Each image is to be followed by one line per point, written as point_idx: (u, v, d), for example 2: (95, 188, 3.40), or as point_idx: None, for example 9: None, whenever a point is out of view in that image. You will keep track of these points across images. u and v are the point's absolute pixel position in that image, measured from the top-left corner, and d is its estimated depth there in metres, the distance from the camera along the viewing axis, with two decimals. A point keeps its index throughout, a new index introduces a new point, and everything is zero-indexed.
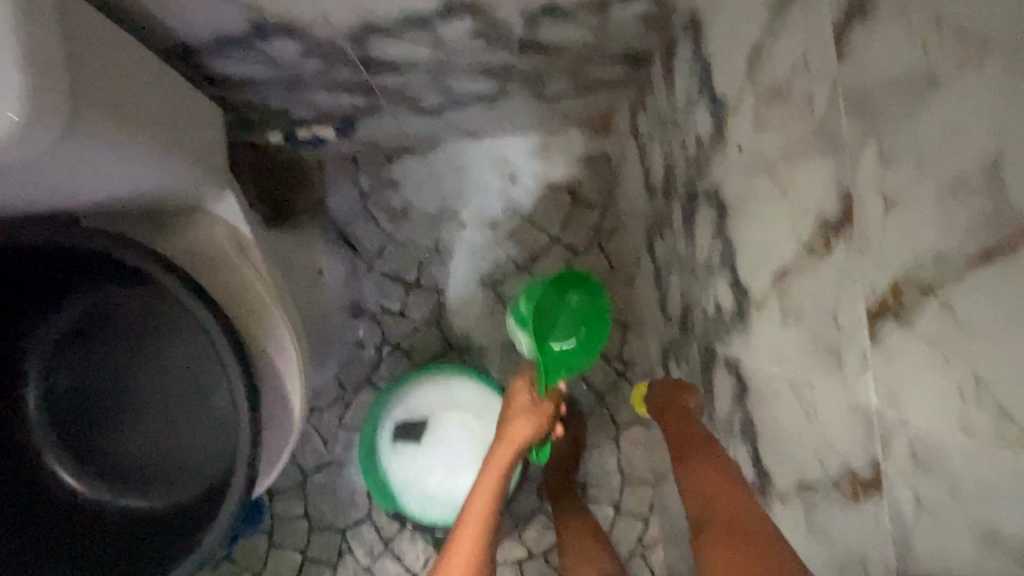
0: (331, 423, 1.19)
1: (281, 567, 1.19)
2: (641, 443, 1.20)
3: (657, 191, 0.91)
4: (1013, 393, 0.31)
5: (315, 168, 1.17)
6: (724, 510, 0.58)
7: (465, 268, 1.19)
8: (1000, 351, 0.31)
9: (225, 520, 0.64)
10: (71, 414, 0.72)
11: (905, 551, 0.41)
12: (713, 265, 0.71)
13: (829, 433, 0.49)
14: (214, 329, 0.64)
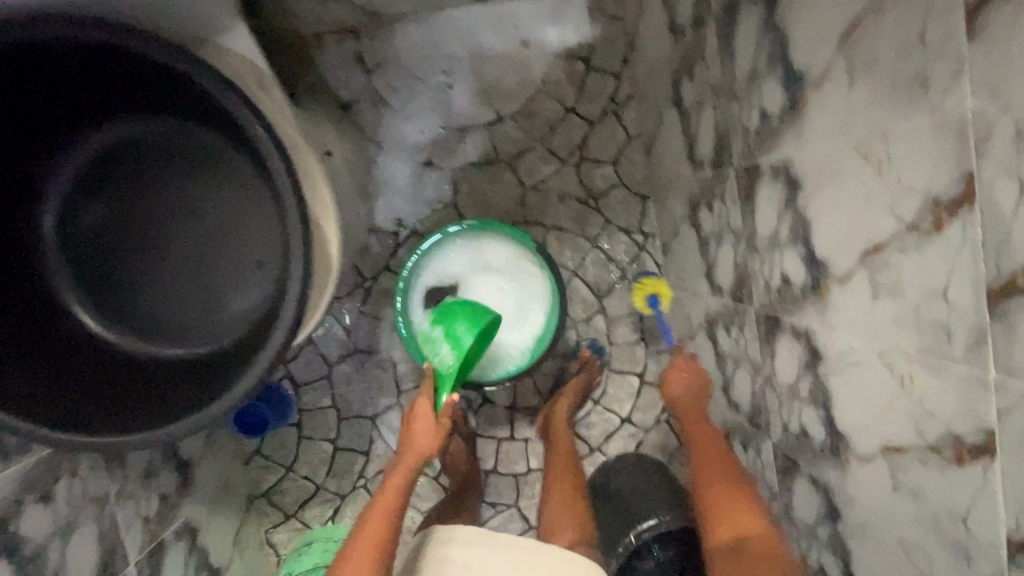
0: (353, 312, 1.18)
1: (315, 457, 1.20)
2: (665, 313, 1.21)
3: (686, 27, 0.88)
4: None
5: (313, 42, 1.10)
6: (751, 559, 0.75)
7: (480, 144, 1.16)
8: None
9: (284, 330, 0.61)
10: (100, 259, 0.71)
11: (1000, 251, 0.42)
12: (760, 70, 0.70)
13: (905, 175, 0.49)
14: (260, 136, 0.59)
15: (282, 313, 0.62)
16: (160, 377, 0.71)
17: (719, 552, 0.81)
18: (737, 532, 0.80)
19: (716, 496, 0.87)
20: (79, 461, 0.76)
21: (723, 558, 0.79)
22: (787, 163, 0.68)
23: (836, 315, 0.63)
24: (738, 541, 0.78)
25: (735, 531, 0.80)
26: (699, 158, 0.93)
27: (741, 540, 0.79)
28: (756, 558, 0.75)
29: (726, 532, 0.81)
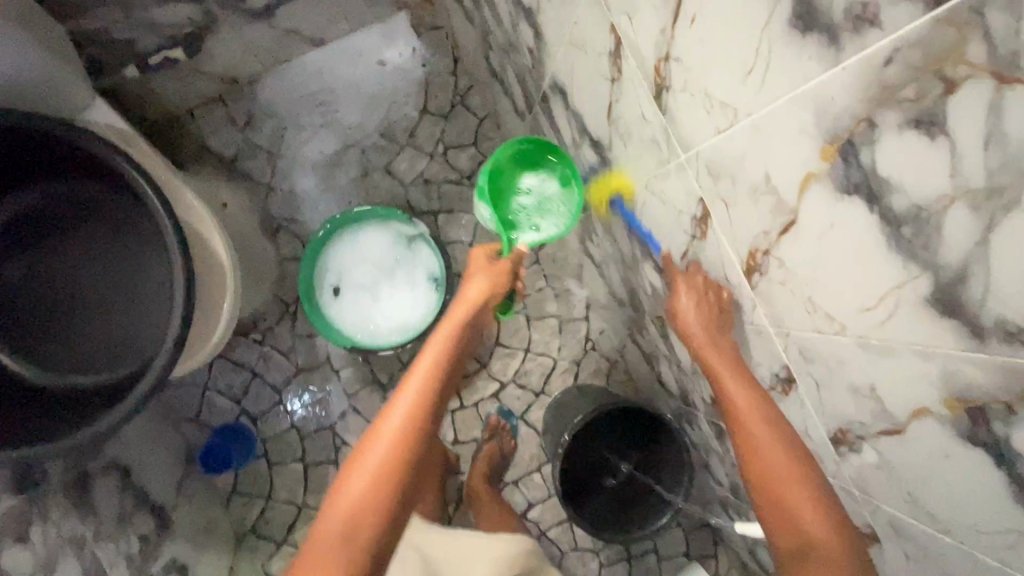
0: (287, 337, 1.29)
1: (289, 479, 1.28)
2: (560, 255, 1.37)
3: (473, 14, 1.08)
4: None
5: (187, 118, 1.27)
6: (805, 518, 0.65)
7: (355, 161, 1.32)
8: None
9: (178, 323, 0.74)
10: (14, 310, 0.81)
11: (642, 64, 0.59)
12: (514, 18, 0.89)
13: (594, 46, 0.67)
14: (135, 175, 0.74)
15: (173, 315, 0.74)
16: (85, 399, 0.80)
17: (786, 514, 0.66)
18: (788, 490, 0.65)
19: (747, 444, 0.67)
20: (48, 506, 0.85)
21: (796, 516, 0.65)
22: (554, 79, 0.85)
23: (620, 175, 0.79)
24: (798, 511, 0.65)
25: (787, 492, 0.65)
26: (521, 110, 1.11)
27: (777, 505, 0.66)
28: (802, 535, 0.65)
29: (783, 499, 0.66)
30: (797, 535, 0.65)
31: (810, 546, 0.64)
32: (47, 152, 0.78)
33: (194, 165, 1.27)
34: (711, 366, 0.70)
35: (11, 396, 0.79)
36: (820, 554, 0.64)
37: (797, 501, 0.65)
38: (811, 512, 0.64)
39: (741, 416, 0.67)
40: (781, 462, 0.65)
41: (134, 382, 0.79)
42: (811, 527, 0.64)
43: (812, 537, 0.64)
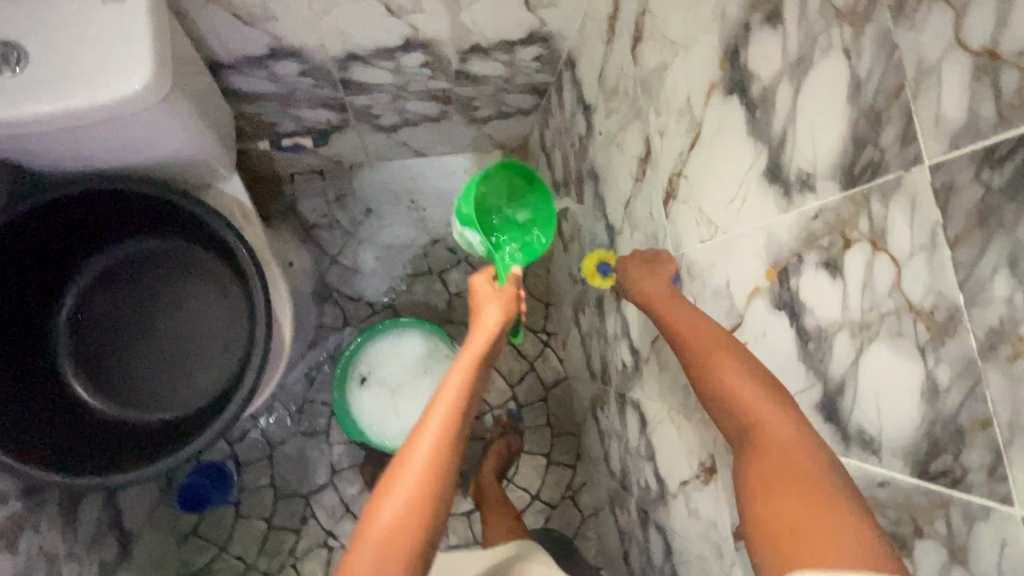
0: (298, 397, 1.36)
1: (249, 536, 1.30)
2: (567, 400, 1.45)
3: (560, 186, 1.23)
4: (712, 206, 0.60)
5: (288, 181, 1.41)
6: (772, 433, 0.47)
7: (416, 259, 1.45)
8: (708, 178, 0.60)
9: (238, 405, 0.82)
10: (99, 340, 0.91)
11: None
12: (596, 219, 1.02)
13: None
14: (247, 264, 0.83)
15: (237, 397, 0.82)
16: (135, 436, 0.89)
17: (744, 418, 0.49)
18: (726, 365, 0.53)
19: (683, 344, 0.57)
20: (41, 517, 0.89)
21: (744, 390, 0.50)
22: (614, 281, 0.98)
23: (648, 385, 0.89)
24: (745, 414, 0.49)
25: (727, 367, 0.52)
26: (575, 275, 1.23)
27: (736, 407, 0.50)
28: (770, 454, 0.46)
29: (727, 402, 0.51)
30: (744, 428, 0.49)
31: (758, 432, 0.47)
32: (177, 222, 0.88)
33: (277, 222, 1.40)
34: (651, 298, 0.65)
35: (72, 417, 0.87)
36: (765, 439, 0.47)
37: (727, 375, 0.51)
38: (756, 393, 0.49)
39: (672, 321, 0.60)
40: (718, 358, 0.53)
41: (181, 435, 0.88)
42: (753, 409, 0.49)
43: (761, 421, 0.48)
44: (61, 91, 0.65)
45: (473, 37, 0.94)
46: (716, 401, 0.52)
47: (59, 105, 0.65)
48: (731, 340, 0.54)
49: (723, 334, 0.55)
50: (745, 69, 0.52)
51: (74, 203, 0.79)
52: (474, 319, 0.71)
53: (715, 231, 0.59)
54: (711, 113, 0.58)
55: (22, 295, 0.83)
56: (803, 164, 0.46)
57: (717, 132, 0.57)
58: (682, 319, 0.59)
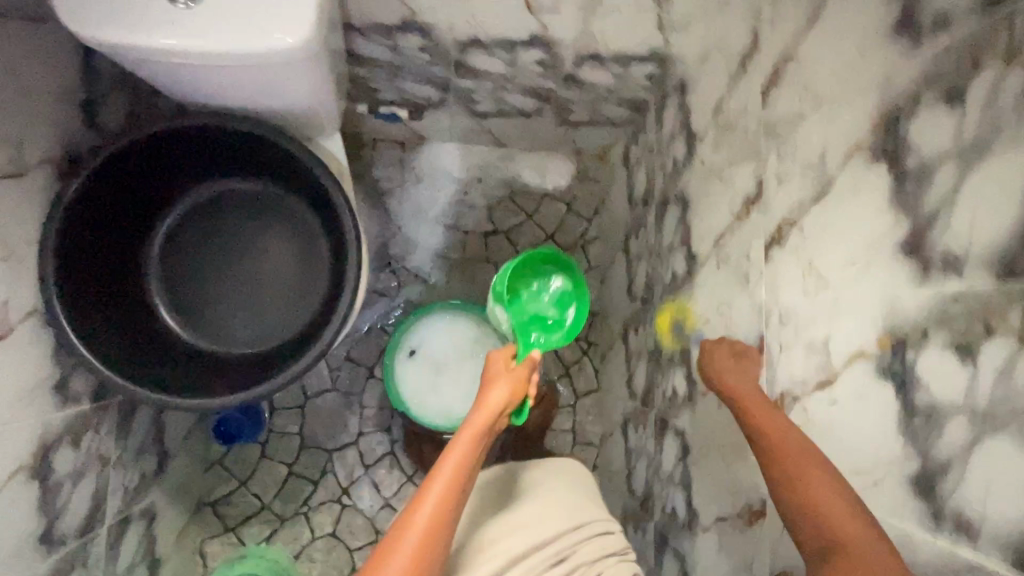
0: (339, 355, 1.39)
1: (269, 477, 1.34)
2: (594, 411, 1.47)
3: (637, 203, 1.24)
4: (827, 261, 0.61)
5: (369, 145, 1.44)
6: (863, 563, 0.50)
7: (476, 245, 1.46)
8: (829, 237, 0.61)
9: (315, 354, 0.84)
10: (187, 266, 0.94)
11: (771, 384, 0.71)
12: (675, 244, 1.03)
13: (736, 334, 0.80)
14: (346, 222, 0.86)
15: (315, 346, 0.85)
16: (205, 364, 0.92)
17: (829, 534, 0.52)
18: (821, 491, 0.54)
19: (772, 454, 0.59)
20: (103, 420, 0.93)
21: (834, 508, 0.53)
22: (682, 309, 0.99)
23: (699, 417, 0.90)
24: (831, 536, 0.52)
25: (818, 491, 0.54)
26: (634, 293, 1.24)
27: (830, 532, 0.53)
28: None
29: (817, 530, 0.53)
30: (827, 549, 0.52)
31: (845, 550, 0.51)
32: (282, 169, 0.91)
33: (351, 183, 1.43)
34: (738, 391, 0.67)
35: (152, 334, 0.90)
36: (851, 557, 0.50)
37: (816, 487, 0.54)
38: (845, 520, 0.52)
39: (767, 426, 0.61)
40: (810, 475, 0.55)
41: (253, 374, 0.91)
42: (833, 507, 0.53)
43: (845, 537, 0.51)
44: (222, 33, 0.68)
45: (596, 45, 0.95)
46: (805, 516, 0.54)
47: (218, 46, 0.69)
48: (826, 464, 0.56)
49: (823, 462, 0.56)
50: (902, 139, 0.52)
51: (197, 132, 0.82)
52: (480, 395, 0.78)
53: (828, 287, 0.61)
54: (847, 171, 0.59)
55: (130, 212, 0.86)
56: (953, 248, 0.46)
57: (852, 191, 0.58)
58: (773, 428, 0.60)
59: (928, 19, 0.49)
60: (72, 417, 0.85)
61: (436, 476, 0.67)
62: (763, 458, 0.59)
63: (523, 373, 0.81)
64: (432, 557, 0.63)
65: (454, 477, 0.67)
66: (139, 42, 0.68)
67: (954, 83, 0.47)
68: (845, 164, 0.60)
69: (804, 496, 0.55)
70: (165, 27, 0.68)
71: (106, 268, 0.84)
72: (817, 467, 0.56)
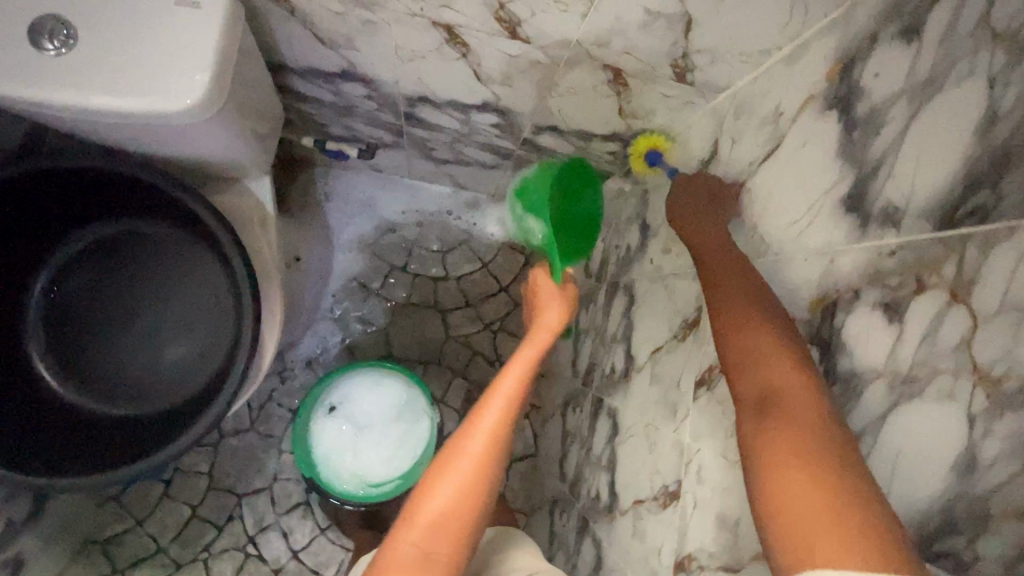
0: (262, 393, 1.30)
1: (168, 519, 1.24)
2: None
3: (591, 274, 1.16)
4: None
5: (321, 172, 1.34)
6: (801, 410, 0.41)
7: (424, 290, 1.37)
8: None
9: (193, 437, 0.76)
10: (72, 313, 0.85)
11: (684, 538, 0.64)
12: (618, 335, 0.96)
13: (659, 464, 0.73)
14: (245, 288, 0.78)
15: (194, 427, 0.76)
16: (80, 425, 0.83)
17: (764, 385, 0.44)
18: (760, 346, 0.46)
19: (719, 298, 0.52)
20: None
21: (778, 360, 0.45)
22: (615, 410, 0.92)
23: (617, 536, 0.83)
24: (767, 374, 0.44)
25: (757, 346, 0.46)
26: (578, 368, 1.16)
27: (772, 392, 0.44)
28: (792, 436, 0.41)
29: (754, 376, 0.45)
30: (765, 395, 0.44)
31: (780, 397, 0.43)
32: (184, 218, 0.82)
33: (297, 211, 1.33)
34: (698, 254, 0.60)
35: (21, 389, 0.81)
36: (786, 404, 0.42)
37: (757, 338, 0.47)
38: (782, 361, 0.45)
39: (715, 300, 0.52)
40: (748, 330, 0.47)
41: (133, 443, 0.82)
42: (774, 377, 0.44)
43: (781, 389, 0.43)
44: (105, 85, 0.62)
45: (553, 118, 0.88)
46: (739, 352, 0.47)
47: (100, 99, 0.62)
48: (778, 325, 0.48)
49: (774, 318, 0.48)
50: (836, 333, 0.45)
51: (79, 173, 0.73)
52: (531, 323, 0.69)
53: None
54: None
55: (0, 252, 0.77)
56: (872, 488, 0.40)
57: None
58: (721, 287, 0.53)
59: (877, 207, 0.43)
60: None
61: (458, 451, 0.57)
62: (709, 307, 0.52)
63: (571, 294, 0.71)
64: (447, 541, 0.55)
65: (487, 448, 0.58)
66: (5, 89, 0.61)
67: (894, 294, 0.40)
68: None
69: (737, 354, 0.47)
70: (38, 75, 0.61)
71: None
72: (767, 323, 0.48)
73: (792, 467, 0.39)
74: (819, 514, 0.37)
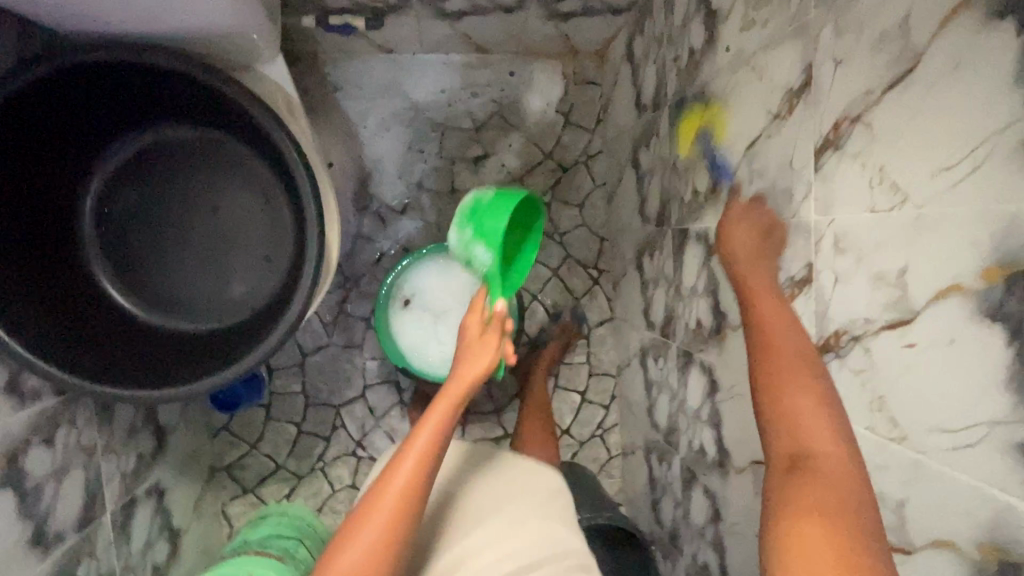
0: (331, 308, 1.30)
1: (279, 438, 1.30)
2: (610, 340, 1.38)
3: (646, 107, 1.06)
4: (906, 169, 0.48)
5: (330, 67, 1.24)
6: (828, 483, 0.49)
7: (466, 174, 1.30)
8: (921, 131, 0.46)
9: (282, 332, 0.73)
10: (130, 233, 0.83)
11: (823, 319, 0.59)
12: (695, 154, 0.87)
13: (775, 257, 0.67)
14: (299, 169, 0.71)
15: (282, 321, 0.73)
16: (168, 341, 0.83)
17: (787, 432, 0.53)
18: (811, 433, 0.52)
19: (765, 365, 0.57)
20: (76, 412, 0.85)
21: (821, 459, 0.51)
22: (705, 232, 0.86)
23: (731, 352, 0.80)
24: (801, 446, 0.52)
25: (808, 432, 0.52)
26: (646, 213, 1.10)
27: (804, 456, 0.52)
28: (820, 489, 0.49)
29: (787, 441, 0.53)
30: (797, 454, 0.52)
31: (810, 459, 0.51)
32: (217, 112, 0.78)
33: (317, 115, 1.25)
34: (770, 342, 0.58)
35: (103, 313, 0.80)
36: (817, 467, 0.50)
37: (801, 398, 0.54)
38: (823, 428, 0.52)
39: (776, 351, 0.57)
40: (810, 431, 0.52)
41: (224, 350, 0.81)
42: (813, 440, 0.52)
43: (815, 453, 0.51)
44: None
45: None
46: (769, 399, 0.56)
47: None
48: (812, 361, 0.56)
49: (808, 355, 0.56)
50: None
51: (106, 71, 0.67)
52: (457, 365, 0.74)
53: (905, 203, 0.48)
54: (939, 45, 0.44)
55: (46, 166, 0.74)
56: None
57: (951, 70, 0.43)
58: (781, 340, 0.58)
59: None
60: (36, 415, 0.77)
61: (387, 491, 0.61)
62: (763, 360, 0.58)
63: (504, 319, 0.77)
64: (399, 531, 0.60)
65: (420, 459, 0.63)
66: None
67: None
68: (936, 36, 0.45)
69: (793, 415, 0.54)
70: None
71: (28, 235, 0.72)
72: (818, 400, 0.54)
73: (801, 511, 0.48)
74: (826, 536, 0.45)
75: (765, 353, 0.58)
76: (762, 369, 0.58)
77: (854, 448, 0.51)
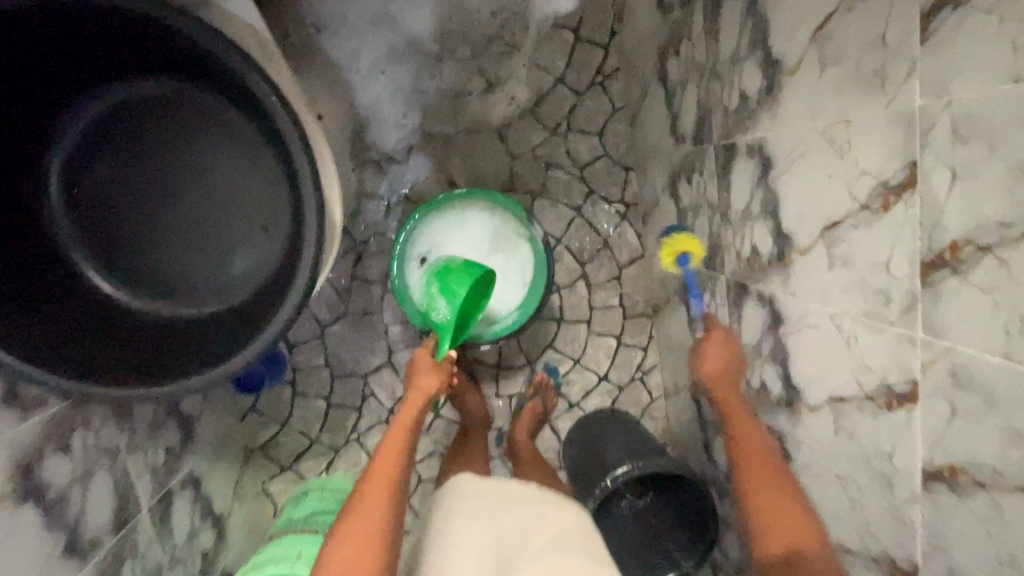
0: (345, 274, 1.22)
1: (309, 414, 1.25)
2: (644, 279, 1.28)
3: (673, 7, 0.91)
4: None
5: None
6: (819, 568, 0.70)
7: (473, 111, 1.20)
8: None
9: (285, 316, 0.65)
10: (102, 211, 0.75)
11: (934, 230, 0.49)
12: (740, 52, 0.74)
13: (858, 160, 0.56)
14: (284, 122, 0.60)
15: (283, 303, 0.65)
16: (164, 328, 0.77)
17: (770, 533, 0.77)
18: (797, 524, 0.75)
19: (760, 491, 0.80)
20: (91, 414, 0.79)
21: (778, 525, 0.76)
22: (757, 144, 0.74)
23: (800, 279, 0.70)
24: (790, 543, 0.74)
25: (794, 523, 0.76)
26: (679, 132, 0.98)
27: (792, 552, 0.74)
28: (787, 527, 0.75)
29: (773, 537, 0.76)
30: (786, 555, 0.74)
31: (797, 554, 0.73)
32: (177, 57, 0.65)
33: None
34: (766, 519, 0.78)
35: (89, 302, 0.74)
36: (802, 556, 0.73)
37: (764, 493, 0.80)
38: (772, 492, 0.79)
39: (748, 454, 0.84)
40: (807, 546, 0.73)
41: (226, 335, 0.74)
42: (789, 538, 0.75)
43: (796, 550, 0.74)
44: None
45: None
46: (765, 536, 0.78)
47: None
48: (776, 460, 0.82)
49: (774, 455, 0.83)
50: None
51: (33, 19, 0.57)
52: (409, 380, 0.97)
53: None
54: None
55: None
56: None
57: None
58: (747, 444, 0.86)
59: None
60: (44, 424, 0.71)
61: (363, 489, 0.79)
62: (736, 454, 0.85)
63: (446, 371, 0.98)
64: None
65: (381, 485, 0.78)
66: None
67: None
68: None
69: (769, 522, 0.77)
70: None
71: None
72: (776, 481, 0.80)
73: None
74: None
75: (742, 454, 0.85)
76: (742, 466, 0.84)
77: (795, 483, 0.79)
